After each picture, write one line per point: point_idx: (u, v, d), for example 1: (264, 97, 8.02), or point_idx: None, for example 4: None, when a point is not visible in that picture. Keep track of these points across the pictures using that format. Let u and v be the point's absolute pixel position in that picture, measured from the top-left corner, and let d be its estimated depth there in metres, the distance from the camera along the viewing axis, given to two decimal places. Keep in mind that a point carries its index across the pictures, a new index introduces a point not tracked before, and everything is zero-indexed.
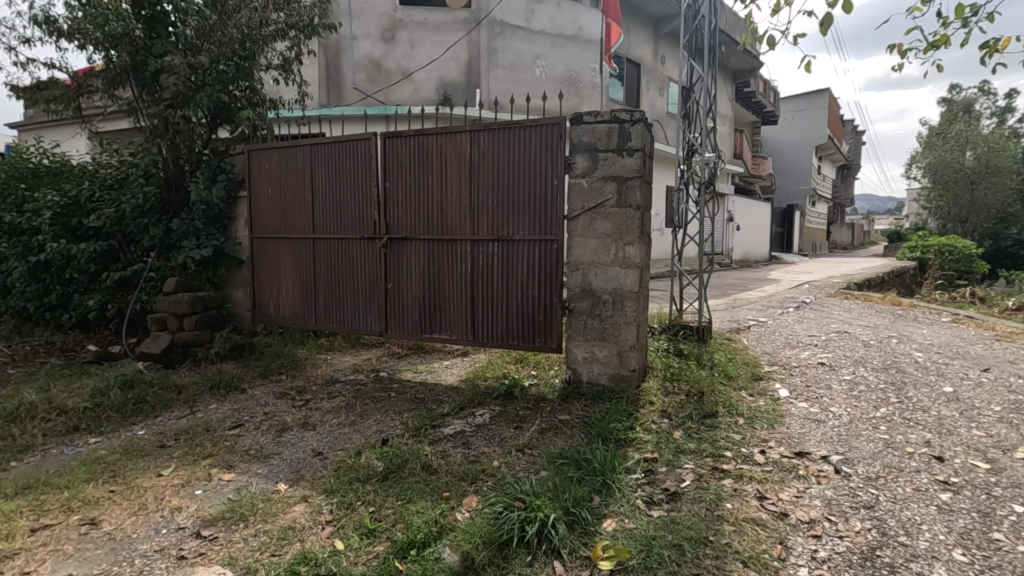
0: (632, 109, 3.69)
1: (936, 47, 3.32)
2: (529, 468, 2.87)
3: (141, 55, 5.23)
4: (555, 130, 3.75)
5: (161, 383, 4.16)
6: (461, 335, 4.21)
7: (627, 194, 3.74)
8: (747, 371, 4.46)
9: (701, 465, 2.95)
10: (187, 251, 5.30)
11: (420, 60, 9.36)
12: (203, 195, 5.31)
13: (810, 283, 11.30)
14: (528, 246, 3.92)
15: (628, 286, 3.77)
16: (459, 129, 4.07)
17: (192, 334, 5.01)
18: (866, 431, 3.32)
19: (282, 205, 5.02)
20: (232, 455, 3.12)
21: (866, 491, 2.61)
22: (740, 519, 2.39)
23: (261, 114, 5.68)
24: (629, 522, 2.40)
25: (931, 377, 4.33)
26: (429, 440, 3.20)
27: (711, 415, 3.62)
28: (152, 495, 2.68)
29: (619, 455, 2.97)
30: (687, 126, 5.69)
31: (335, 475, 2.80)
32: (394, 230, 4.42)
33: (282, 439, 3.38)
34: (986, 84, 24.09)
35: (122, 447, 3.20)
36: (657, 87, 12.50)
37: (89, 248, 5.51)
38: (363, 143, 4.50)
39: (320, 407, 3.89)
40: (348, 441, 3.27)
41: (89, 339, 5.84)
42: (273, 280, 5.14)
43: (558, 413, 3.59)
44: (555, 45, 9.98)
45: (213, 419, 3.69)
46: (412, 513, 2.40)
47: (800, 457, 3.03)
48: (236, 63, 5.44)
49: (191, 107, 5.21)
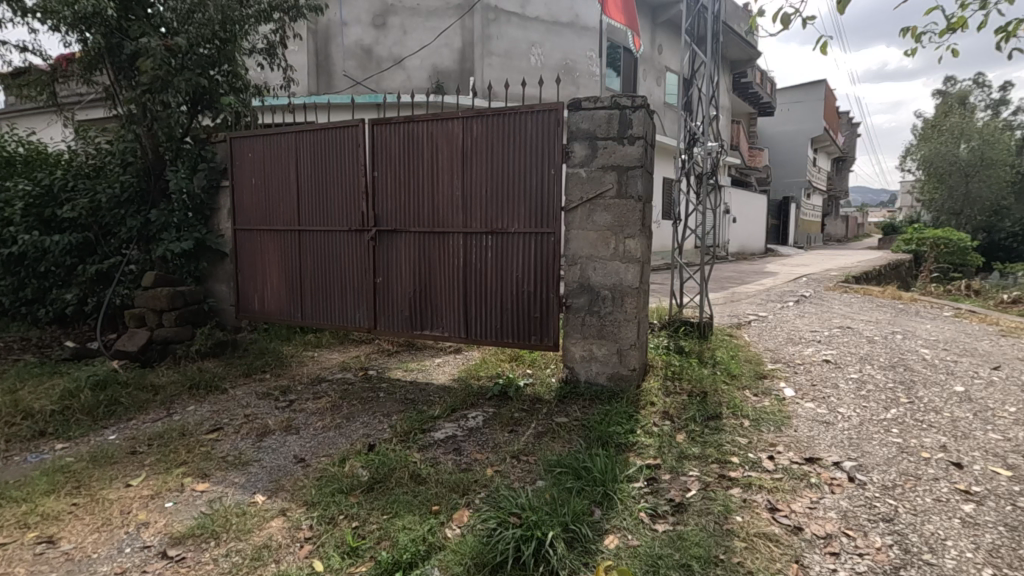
0: (633, 95, 3.49)
1: (953, 31, 3.14)
2: (524, 477, 2.68)
3: (117, 37, 4.97)
4: (552, 117, 3.55)
5: (137, 384, 3.96)
6: (453, 332, 4.02)
7: (628, 184, 3.54)
8: (750, 369, 4.31)
9: (706, 472, 2.78)
10: (167, 243, 5.06)
11: (412, 46, 9.10)
12: (183, 184, 5.09)
13: (809, 275, 11.15)
14: (524, 240, 3.73)
15: (629, 281, 3.59)
16: (451, 116, 3.85)
17: (172, 331, 4.78)
18: (879, 434, 3.17)
19: (266, 196, 4.80)
20: (208, 462, 2.93)
21: (884, 501, 2.45)
22: (752, 534, 2.23)
23: (243, 101, 5.48)
24: (633, 538, 2.23)
25: (941, 375, 4.18)
26: (419, 445, 3.02)
27: (715, 417, 3.45)
28: (119, 507, 2.49)
29: (620, 462, 2.80)
30: (688, 114, 5.48)
31: (317, 485, 2.60)
32: (382, 222, 4.21)
33: (262, 443, 3.19)
34: (983, 75, 23.91)
35: (90, 454, 2.99)
36: (654, 77, 12.24)
37: (64, 239, 5.25)
38: (350, 131, 4.28)
39: (305, 409, 3.70)
40: (333, 446, 3.09)
41: (67, 335, 5.61)
42: (257, 274, 4.93)
43: (555, 415, 3.42)
44: (551, 31, 9.69)
45: (190, 422, 3.48)
46: (399, 530, 2.23)
47: (811, 462, 2.87)
48: (218, 46, 5.17)
49: (170, 92, 4.97)
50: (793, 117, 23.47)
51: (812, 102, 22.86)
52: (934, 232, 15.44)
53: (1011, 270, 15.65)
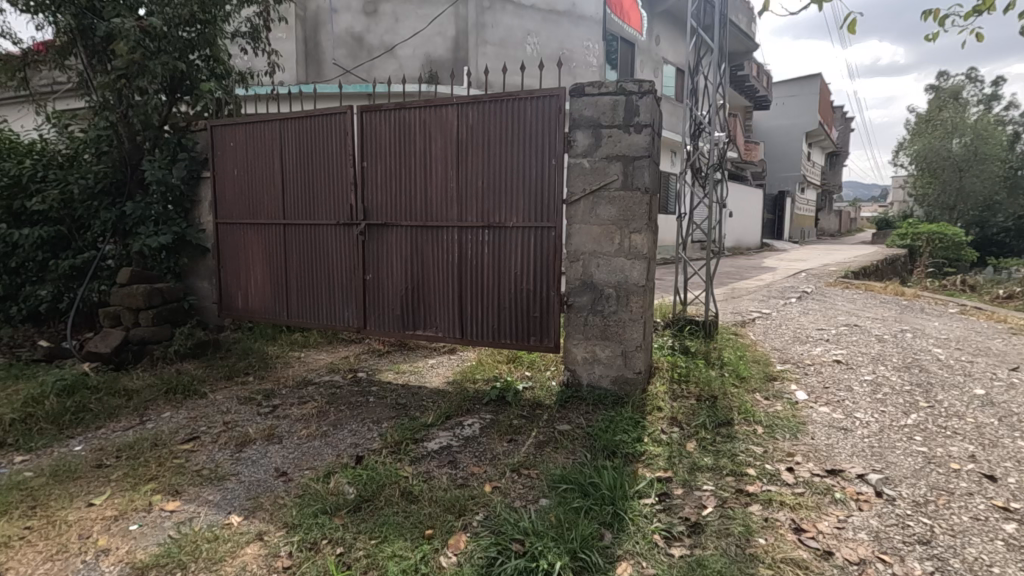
0: (640, 79, 3.25)
1: (980, 12, 2.93)
2: (526, 494, 2.46)
3: (89, 19, 4.67)
4: (554, 103, 3.32)
5: (109, 389, 3.70)
6: (448, 333, 3.78)
7: (634, 174, 3.32)
8: (759, 370, 4.12)
9: (722, 486, 2.57)
10: (144, 238, 4.77)
11: (404, 34, 8.80)
12: (160, 175, 4.81)
13: (808, 271, 10.98)
14: (522, 234, 3.50)
15: (634, 279, 3.38)
16: (445, 102, 3.61)
17: (150, 330, 4.52)
18: (901, 443, 2.98)
19: (248, 187, 4.53)
20: (181, 477, 2.68)
21: (917, 521, 2.26)
22: (778, 560, 2.03)
23: (226, 88, 5.19)
24: (648, 565, 2.02)
25: (959, 377, 4.00)
26: (411, 458, 2.78)
27: (726, 423, 3.24)
28: (77, 532, 2.25)
29: (629, 475, 2.58)
30: (694, 102, 5.22)
31: (299, 506, 2.36)
32: (372, 215, 3.96)
33: (241, 455, 2.94)
34: (976, 70, 23.83)
35: (52, 467, 2.75)
36: (652, 68, 11.99)
37: (33, 233, 4.94)
38: (338, 118, 4.02)
39: (289, 415, 3.45)
40: (318, 458, 2.86)
41: (40, 334, 5.32)
42: (240, 270, 4.67)
43: (557, 422, 3.19)
44: (547, 20, 9.40)
45: (164, 431, 3.23)
46: (389, 558, 2.01)
47: (832, 475, 2.67)
48: (197, 29, 4.88)
49: (145, 77, 4.68)
50: (786, 111, 23.33)
51: (806, 95, 22.72)
52: (925, 228, 15.25)
53: (1005, 265, 15.51)
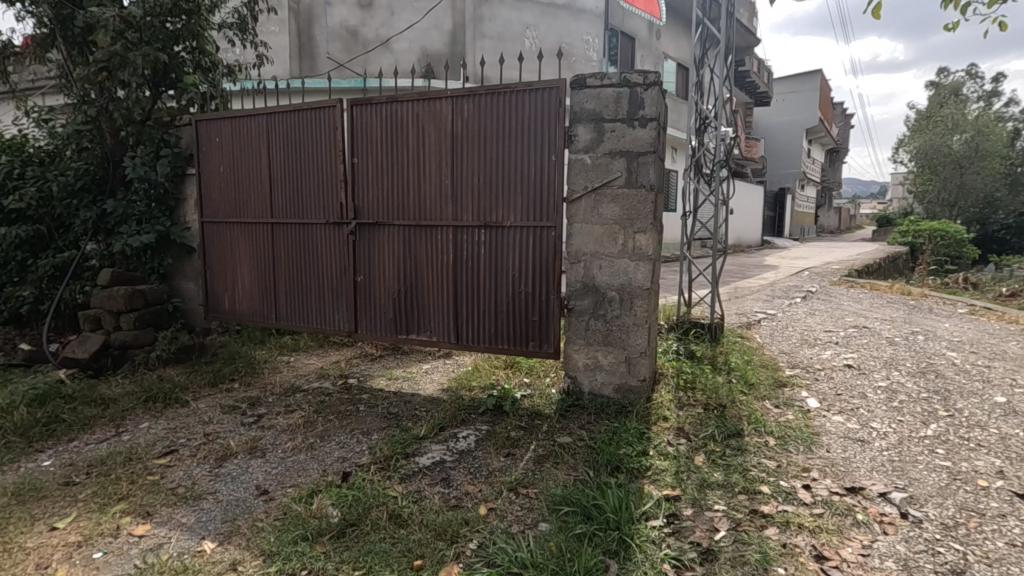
0: (645, 70, 3.07)
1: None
2: (524, 518, 2.28)
3: (68, 8, 4.47)
4: (554, 96, 3.13)
5: (85, 398, 3.52)
6: (443, 337, 3.60)
7: (638, 171, 3.13)
8: (768, 376, 3.94)
9: (735, 506, 2.39)
10: (126, 237, 4.59)
11: (399, 27, 8.59)
12: (143, 172, 4.61)
13: (811, 271, 10.54)
14: (520, 235, 3.31)
15: (638, 282, 3.19)
16: (439, 95, 3.42)
17: (131, 334, 4.33)
18: (922, 456, 2.81)
19: (235, 184, 4.34)
20: (154, 496, 2.50)
21: (948, 547, 2.09)
22: None
23: (212, 81, 4.99)
24: None
25: (977, 383, 3.82)
26: (402, 475, 2.60)
27: (736, 434, 3.06)
28: (35, 561, 2.07)
29: (635, 494, 2.40)
30: (699, 95, 5.00)
31: (279, 530, 2.18)
32: (363, 214, 3.76)
33: (220, 471, 2.76)
34: (977, 66, 23.64)
35: (15, 486, 2.56)
36: (653, 63, 11.80)
37: (11, 232, 4.73)
38: (327, 112, 3.82)
39: (274, 426, 3.27)
40: (302, 474, 2.67)
41: (20, 337, 5.11)
42: (227, 271, 4.47)
43: (557, 434, 3.01)
44: (546, 14, 9.17)
45: (141, 443, 3.04)
46: None
47: (853, 493, 2.49)
48: (181, 20, 4.67)
49: (127, 69, 4.48)
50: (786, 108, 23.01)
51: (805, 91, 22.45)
52: (929, 227, 15.21)
53: (1005, 265, 15.21)
